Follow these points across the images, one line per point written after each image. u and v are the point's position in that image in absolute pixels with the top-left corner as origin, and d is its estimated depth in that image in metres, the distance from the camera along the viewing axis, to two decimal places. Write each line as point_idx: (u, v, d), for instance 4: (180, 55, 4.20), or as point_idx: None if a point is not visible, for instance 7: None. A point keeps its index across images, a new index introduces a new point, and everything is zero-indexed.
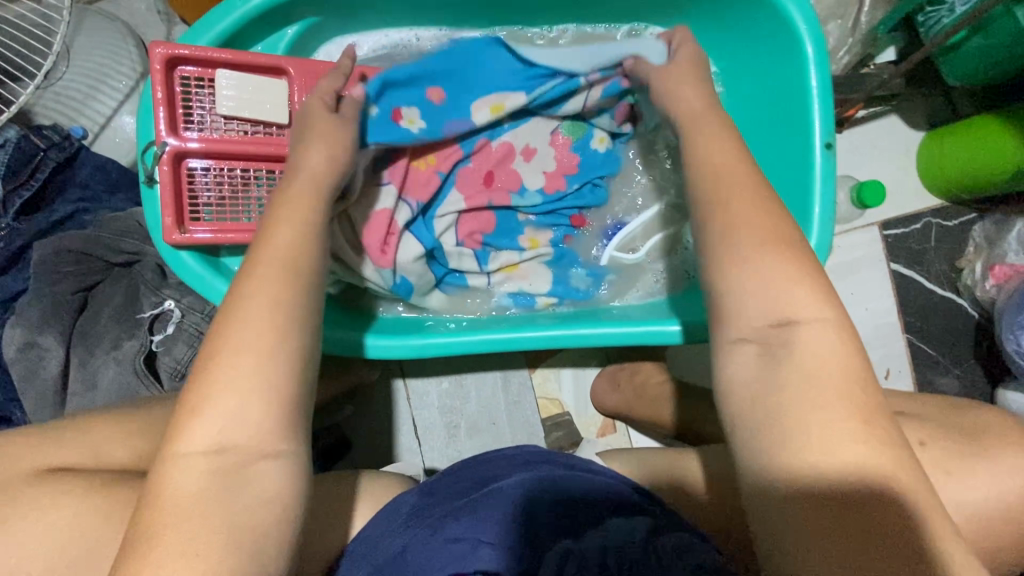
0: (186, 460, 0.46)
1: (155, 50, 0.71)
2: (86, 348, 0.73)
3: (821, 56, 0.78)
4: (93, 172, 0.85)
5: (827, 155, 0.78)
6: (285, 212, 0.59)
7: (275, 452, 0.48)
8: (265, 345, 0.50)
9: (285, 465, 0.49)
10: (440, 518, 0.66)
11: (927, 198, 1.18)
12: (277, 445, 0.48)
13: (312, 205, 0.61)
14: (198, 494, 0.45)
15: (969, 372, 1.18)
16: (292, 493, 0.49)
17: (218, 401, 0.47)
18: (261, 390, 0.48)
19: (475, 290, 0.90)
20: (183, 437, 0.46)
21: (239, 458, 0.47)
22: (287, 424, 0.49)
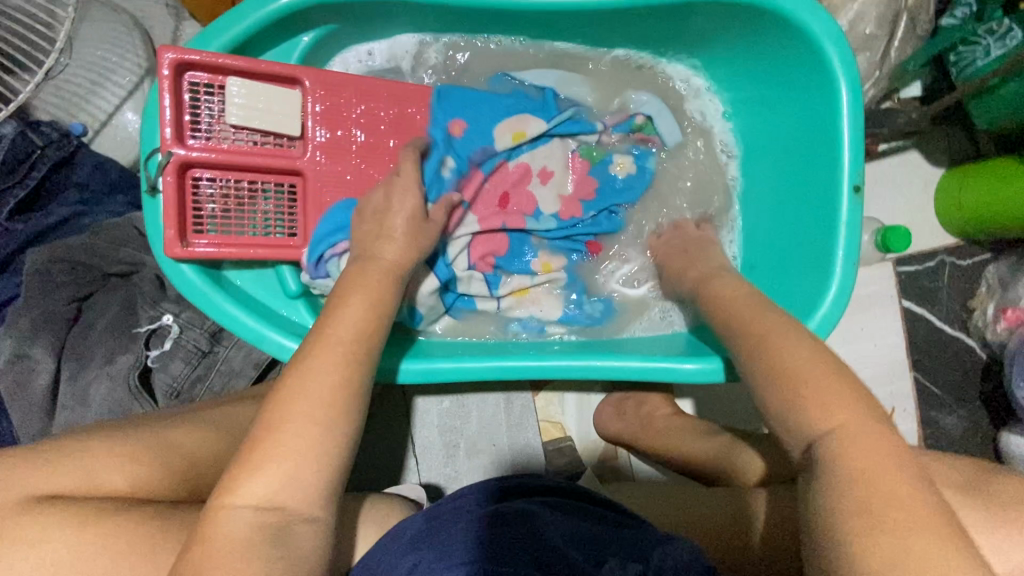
0: (238, 511, 0.50)
1: (165, 55, 0.68)
2: (78, 361, 0.70)
3: (853, 96, 0.76)
4: (92, 172, 0.81)
5: (854, 199, 0.77)
6: (350, 286, 0.65)
7: (313, 516, 0.53)
8: (322, 416, 0.55)
9: (319, 529, 0.53)
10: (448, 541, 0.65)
11: (942, 236, 1.17)
12: (317, 511, 0.53)
13: (370, 278, 0.66)
14: (241, 544, 0.49)
15: (974, 413, 1.16)
16: (321, 555, 0.53)
17: (273, 462, 0.52)
18: (313, 455, 0.53)
19: (485, 314, 0.87)
20: (239, 490, 0.50)
21: (286, 517, 0.51)
22: (327, 493, 0.54)
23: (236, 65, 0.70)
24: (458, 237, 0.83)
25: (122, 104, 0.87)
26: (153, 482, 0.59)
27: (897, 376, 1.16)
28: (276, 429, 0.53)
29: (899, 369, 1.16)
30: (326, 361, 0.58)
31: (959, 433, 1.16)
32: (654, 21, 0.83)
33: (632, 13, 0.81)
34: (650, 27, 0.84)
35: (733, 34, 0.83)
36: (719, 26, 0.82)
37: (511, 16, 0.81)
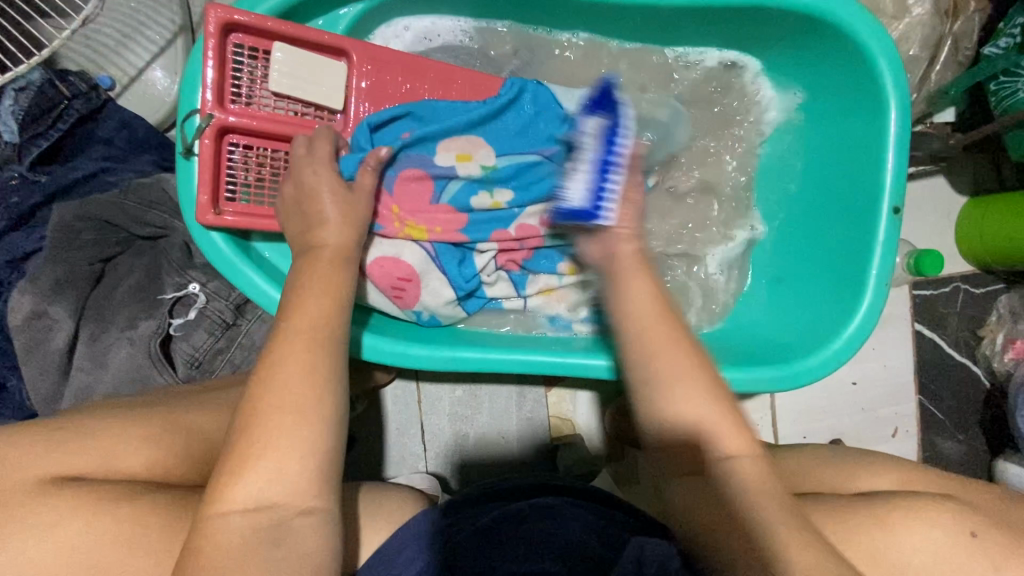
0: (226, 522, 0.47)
1: (211, 13, 0.64)
2: (98, 323, 0.68)
3: (902, 117, 0.76)
4: (118, 128, 0.79)
5: (893, 221, 0.77)
6: (305, 278, 0.60)
7: (309, 508, 0.50)
8: (303, 410, 0.51)
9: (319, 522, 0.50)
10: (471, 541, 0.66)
11: (959, 263, 1.18)
12: (311, 501, 0.50)
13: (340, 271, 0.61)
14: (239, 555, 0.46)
15: (974, 439, 1.18)
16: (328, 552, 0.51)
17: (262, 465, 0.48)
18: (304, 457, 0.49)
19: (512, 313, 0.87)
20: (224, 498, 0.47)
21: (278, 517, 0.48)
22: (320, 485, 0.50)
23: (284, 29, 0.68)
24: (483, 250, 0.81)
25: (152, 60, 0.84)
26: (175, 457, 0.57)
27: (902, 398, 1.18)
28: (274, 418, 0.50)
29: (904, 392, 1.17)
30: (296, 348, 0.54)
31: (957, 458, 1.18)
32: (707, 22, 0.81)
33: (686, 12, 0.79)
34: (701, 29, 0.83)
35: (786, 43, 0.82)
36: (774, 33, 0.81)
37: (564, 5, 0.79)
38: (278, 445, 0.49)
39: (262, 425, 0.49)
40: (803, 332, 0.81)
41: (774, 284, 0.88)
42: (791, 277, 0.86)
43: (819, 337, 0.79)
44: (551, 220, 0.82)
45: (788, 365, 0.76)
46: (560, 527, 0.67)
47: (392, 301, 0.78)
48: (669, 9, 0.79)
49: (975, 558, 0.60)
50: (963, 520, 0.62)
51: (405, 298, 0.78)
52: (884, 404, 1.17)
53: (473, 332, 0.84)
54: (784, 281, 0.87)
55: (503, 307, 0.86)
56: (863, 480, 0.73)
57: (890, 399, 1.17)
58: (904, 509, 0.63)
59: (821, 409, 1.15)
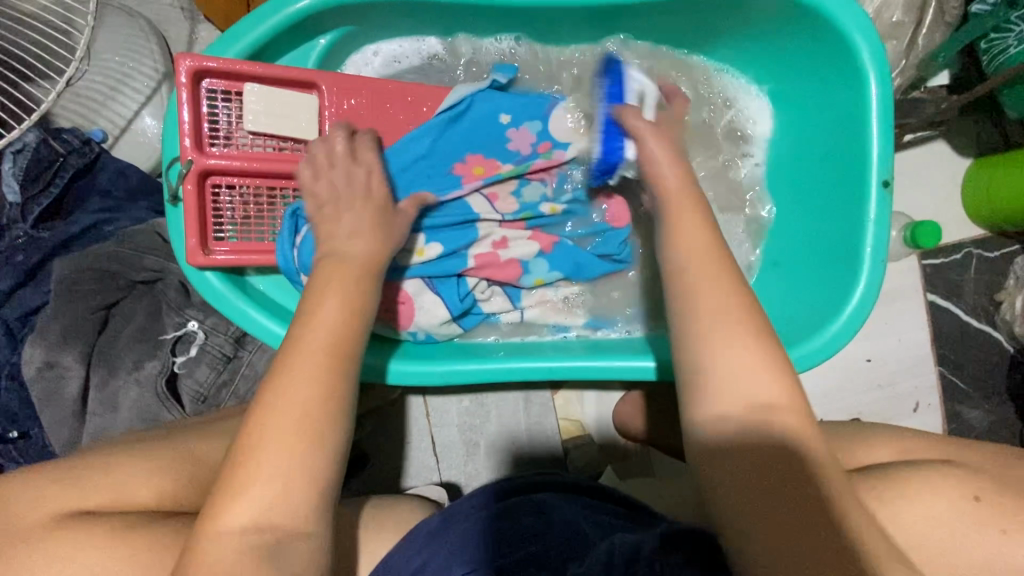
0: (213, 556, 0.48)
1: (182, 63, 0.67)
2: (107, 368, 0.71)
3: (884, 89, 0.75)
4: (113, 178, 0.82)
5: (883, 195, 0.75)
6: None
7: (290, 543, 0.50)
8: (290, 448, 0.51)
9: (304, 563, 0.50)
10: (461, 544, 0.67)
11: (969, 227, 1.13)
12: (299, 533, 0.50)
13: None
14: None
15: (1000, 407, 1.14)
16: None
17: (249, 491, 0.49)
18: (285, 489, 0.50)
19: (508, 326, 0.88)
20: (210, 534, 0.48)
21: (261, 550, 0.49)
22: (302, 524, 0.51)
23: (254, 70, 0.70)
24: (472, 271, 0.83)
25: (140, 109, 0.88)
26: (180, 492, 0.58)
27: (921, 371, 1.14)
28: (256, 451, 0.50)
29: (922, 364, 1.14)
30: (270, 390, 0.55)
31: (983, 428, 1.14)
32: (676, 13, 0.80)
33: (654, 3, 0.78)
34: (667, 21, 0.83)
35: (759, 24, 0.80)
36: (746, 15, 0.80)
37: (529, 13, 0.80)
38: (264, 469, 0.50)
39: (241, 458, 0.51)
40: (803, 316, 0.80)
41: (773, 269, 0.86)
42: (788, 261, 0.85)
43: (818, 319, 0.77)
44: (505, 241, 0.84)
45: (794, 353, 0.75)
46: (554, 527, 0.67)
47: (388, 324, 0.81)
48: (629, 5, 0.78)
49: (981, 534, 0.62)
50: (967, 484, 0.65)
51: (400, 320, 0.80)
52: (901, 380, 1.14)
53: (479, 345, 0.85)
54: (780, 266, 0.85)
55: (499, 320, 0.87)
56: (861, 452, 0.74)
57: (909, 373, 1.14)
58: (910, 479, 0.66)
59: (835, 389, 1.13)
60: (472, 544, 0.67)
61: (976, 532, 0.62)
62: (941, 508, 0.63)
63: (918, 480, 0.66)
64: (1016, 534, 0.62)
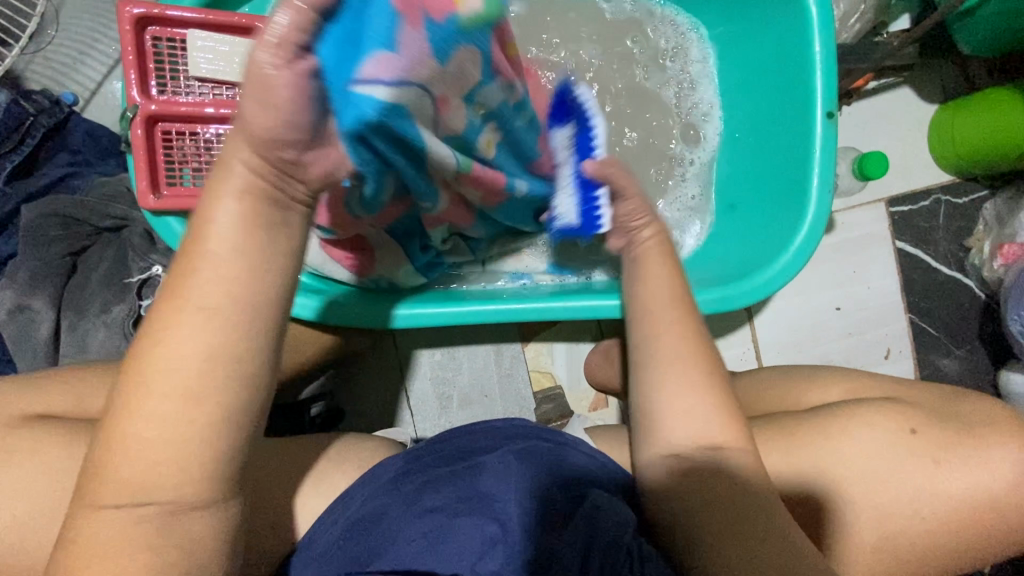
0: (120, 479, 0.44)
1: (124, 9, 0.69)
2: (76, 311, 0.74)
3: (825, 19, 0.75)
4: (84, 138, 0.86)
5: (828, 126, 0.76)
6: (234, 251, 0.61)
7: None
8: None
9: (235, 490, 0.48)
10: (421, 486, 0.68)
11: (936, 174, 1.14)
12: None
13: None
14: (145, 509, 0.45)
15: (972, 353, 1.15)
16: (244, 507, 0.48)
17: None
18: None
19: (472, 275, 0.92)
20: None
21: None
22: None
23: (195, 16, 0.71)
24: None
25: (108, 73, 0.91)
26: None
27: (892, 319, 1.15)
28: None
29: (893, 312, 1.15)
30: None
31: (955, 374, 1.15)
32: None
33: None
34: None
35: None
36: None
37: None
38: None
39: None
40: (755, 252, 0.81)
41: (729, 212, 0.87)
42: (743, 202, 0.86)
43: (770, 252, 0.79)
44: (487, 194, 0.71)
45: (749, 285, 0.77)
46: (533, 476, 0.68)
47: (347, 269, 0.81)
48: None
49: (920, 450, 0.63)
50: (905, 417, 0.66)
51: (360, 266, 0.81)
52: (873, 327, 1.14)
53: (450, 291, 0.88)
54: (737, 208, 0.86)
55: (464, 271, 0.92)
56: (813, 392, 0.74)
57: (880, 321, 1.15)
58: (848, 414, 0.66)
59: (806, 337, 1.14)
60: (429, 488, 0.68)
61: (913, 464, 0.63)
62: (881, 442, 0.64)
63: (863, 416, 0.66)
64: (946, 463, 0.63)
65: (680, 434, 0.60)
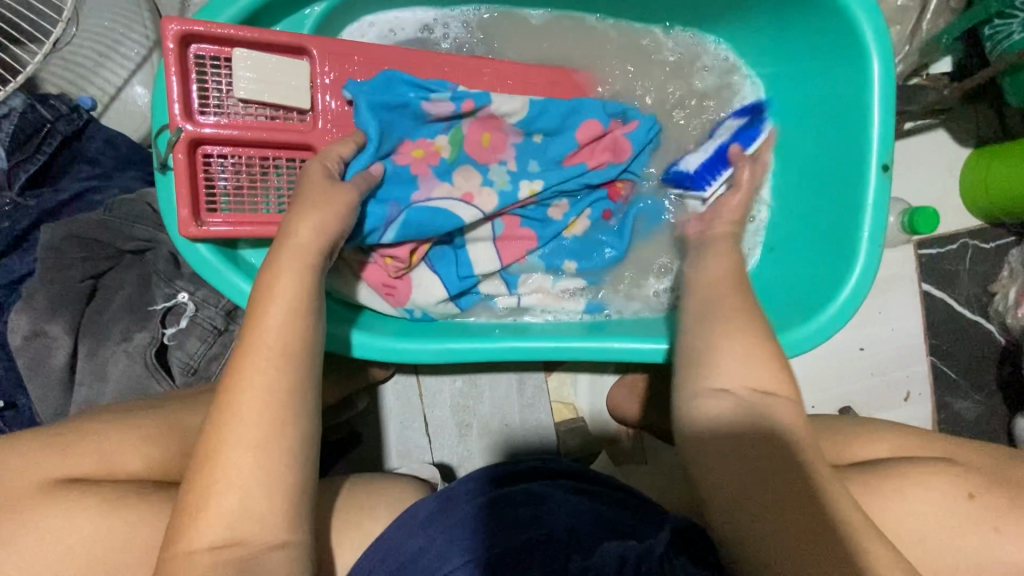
0: (186, 538, 0.47)
1: (167, 26, 0.65)
2: (94, 338, 0.70)
3: (887, 71, 0.74)
4: (103, 146, 0.81)
5: (882, 179, 0.75)
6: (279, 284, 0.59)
7: (272, 524, 0.49)
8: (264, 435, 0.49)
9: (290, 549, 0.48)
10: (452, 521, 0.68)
11: (965, 218, 1.13)
12: (276, 517, 0.49)
13: None
14: None
15: (989, 398, 1.15)
16: None
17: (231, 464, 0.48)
18: (268, 464, 0.49)
19: (504, 309, 0.87)
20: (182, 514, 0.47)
21: (240, 532, 0.48)
22: (285, 499, 0.50)
23: (243, 35, 0.68)
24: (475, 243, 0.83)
25: (130, 77, 0.86)
26: (169, 461, 0.58)
27: (914, 361, 1.15)
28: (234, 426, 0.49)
29: (915, 354, 1.15)
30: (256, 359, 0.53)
31: (972, 418, 1.15)
32: None
33: None
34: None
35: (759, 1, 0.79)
36: None
37: None
38: (240, 444, 0.49)
39: (219, 436, 0.49)
40: (799, 300, 0.79)
41: (768, 253, 0.86)
42: (784, 246, 0.84)
43: (814, 302, 0.77)
44: (474, 194, 0.79)
45: (795, 336, 0.75)
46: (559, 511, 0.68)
47: (387, 300, 0.81)
48: None
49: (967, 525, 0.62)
50: (961, 481, 0.64)
51: (396, 296, 0.81)
52: (894, 368, 1.14)
53: (482, 324, 0.85)
54: (777, 251, 0.85)
55: (495, 303, 0.87)
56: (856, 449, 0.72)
57: (901, 363, 1.15)
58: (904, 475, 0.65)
59: (828, 377, 1.14)
60: (466, 526, 0.67)
61: (971, 528, 0.62)
62: (938, 507, 0.63)
63: (915, 476, 0.65)
64: (1003, 535, 0.61)
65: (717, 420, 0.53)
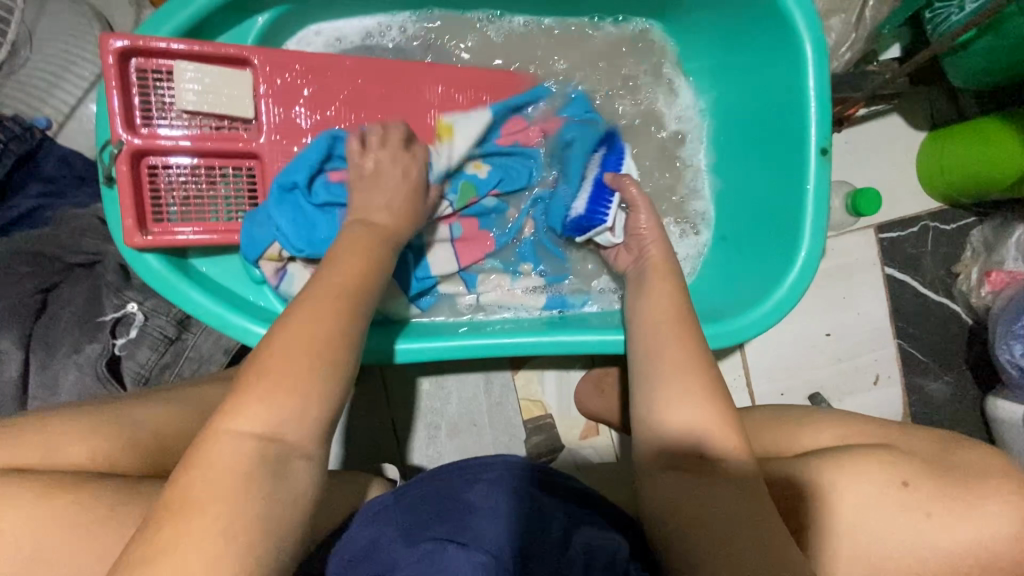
0: None
1: (108, 42, 0.67)
2: (46, 352, 0.70)
3: (819, 56, 0.75)
4: (58, 164, 0.82)
5: (822, 163, 0.76)
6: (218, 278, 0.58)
7: None
8: None
9: None
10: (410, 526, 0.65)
11: (924, 200, 1.14)
12: None
13: None
14: None
15: (960, 378, 1.15)
16: None
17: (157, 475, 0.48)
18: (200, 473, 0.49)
19: (464, 309, 0.89)
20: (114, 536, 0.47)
21: None
22: None
23: (185, 47, 0.70)
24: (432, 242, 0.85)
25: (84, 96, 0.87)
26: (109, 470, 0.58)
27: (881, 344, 1.15)
28: None
29: (882, 337, 1.15)
30: None
31: (944, 399, 1.15)
32: None
33: None
34: None
35: None
36: None
37: None
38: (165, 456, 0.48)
39: None
40: (750, 286, 0.80)
41: (722, 243, 0.86)
42: (736, 234, 0.85)
43: (762, 289, 0.78)
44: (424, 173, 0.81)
45: (745, 321, 0.75)
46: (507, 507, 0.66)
47: None
48: None
49: (909, 513, 0.61)
50: (895, 468, 0.63)
51: None
52: (862, 353, 1.15)
53: (445, 324, 0.86)
54: (730, 239, 0.86)
55: (455, 302, 0.89)
56: (804, 430, 0.73)
57: (867, 347, 1.15)
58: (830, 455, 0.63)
59: (796, 363, 1.14)
60: (422, 523, 0.65)
61: (905, 506, 0.61)
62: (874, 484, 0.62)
63: (848, 457, 0.64)
64: (939, 517, 0.60)
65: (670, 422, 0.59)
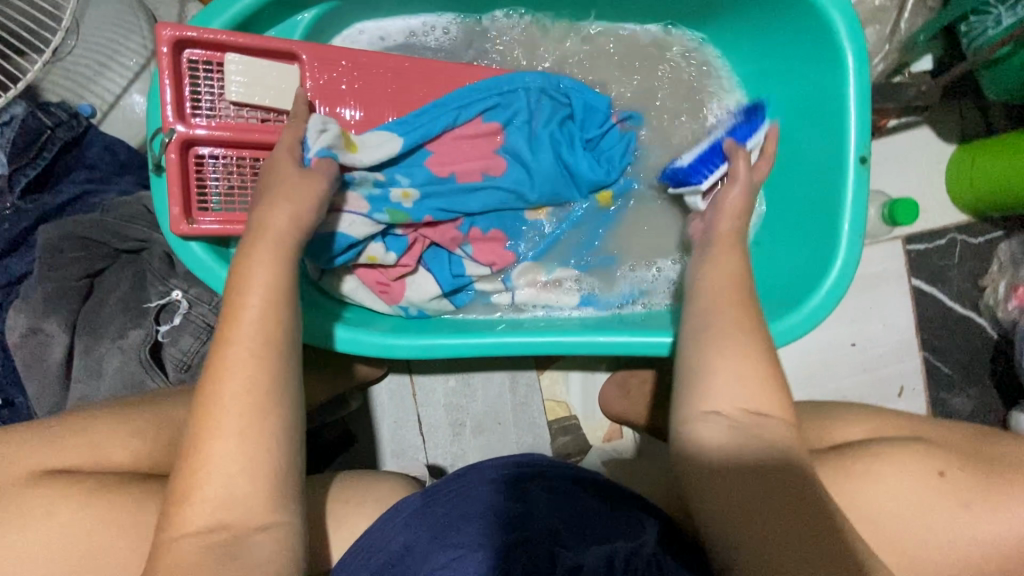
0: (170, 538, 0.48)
1: (162, 32, 0.68)
2: (91, 335, 0.71)
3: (859, 65, 0.76)
4: (102, 152, 0.83)
5: (860, 170, 0.76)
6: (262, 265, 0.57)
7: (260, 524, 0.50)
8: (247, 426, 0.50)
9: (273, 536, 0.50)
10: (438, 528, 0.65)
11: (953, 213, 1.15)
12: (263, 519, 0.50)
13: None
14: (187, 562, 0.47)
15: (984, 392, 1.15)
16: (286, 558, 0.51)
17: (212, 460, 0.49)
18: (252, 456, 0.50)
19: (499, 306, 0.90)
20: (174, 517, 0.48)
21: (226, 533, 0.49)
22: (272, 498, 0.50)
23: (236, 40, 0.71)
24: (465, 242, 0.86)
25: (128, 86, 0.88)
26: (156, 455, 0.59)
27: (906, 355, 1.15)
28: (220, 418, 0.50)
29: (907, 349, 1.15)
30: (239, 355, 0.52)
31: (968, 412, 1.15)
32: None
33: None
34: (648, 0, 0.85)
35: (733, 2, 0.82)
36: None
37: None
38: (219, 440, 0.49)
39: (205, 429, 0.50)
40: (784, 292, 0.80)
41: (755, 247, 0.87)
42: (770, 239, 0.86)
43: (797, 294, 0.78)
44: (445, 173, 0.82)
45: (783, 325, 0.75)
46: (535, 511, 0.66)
47: (386, 298, 0.84)
48: None
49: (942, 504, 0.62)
50: (931, 457, 0.65)
51: (391, 294, 0.83)
52: (886, 364, 1.14)
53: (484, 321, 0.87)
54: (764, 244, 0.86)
55: (493, 301, 0.89)
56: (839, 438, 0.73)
57: (892, 359, 1.15)
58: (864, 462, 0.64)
59: (821, 372, 1.14)
60: (447, 524, 0.65)
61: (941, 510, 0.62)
62: (905, 485, 0.63)
63: (883, 464, 0.64)
64: (975, 509, 0.62)
65: (719, 400, 0.55)
